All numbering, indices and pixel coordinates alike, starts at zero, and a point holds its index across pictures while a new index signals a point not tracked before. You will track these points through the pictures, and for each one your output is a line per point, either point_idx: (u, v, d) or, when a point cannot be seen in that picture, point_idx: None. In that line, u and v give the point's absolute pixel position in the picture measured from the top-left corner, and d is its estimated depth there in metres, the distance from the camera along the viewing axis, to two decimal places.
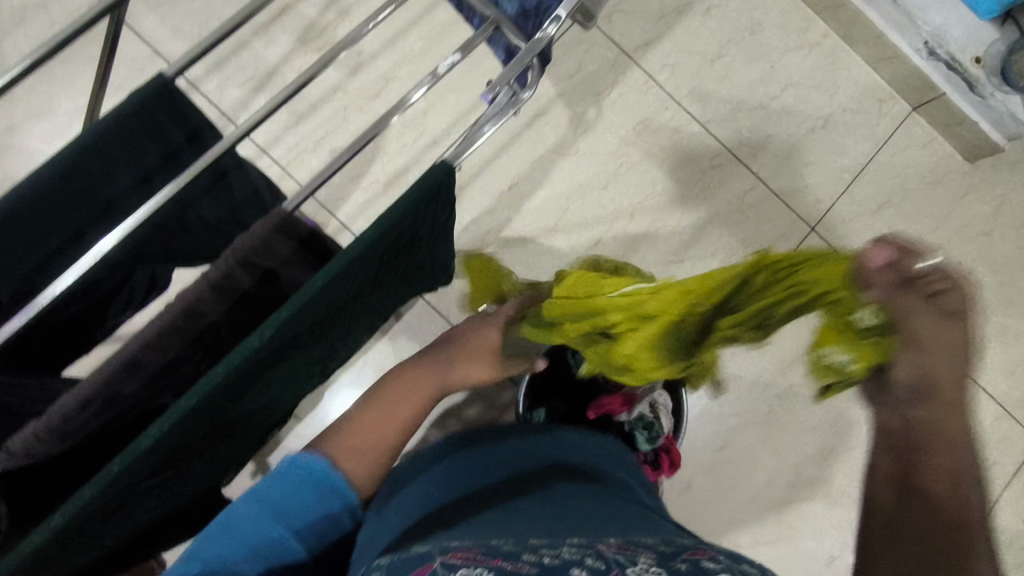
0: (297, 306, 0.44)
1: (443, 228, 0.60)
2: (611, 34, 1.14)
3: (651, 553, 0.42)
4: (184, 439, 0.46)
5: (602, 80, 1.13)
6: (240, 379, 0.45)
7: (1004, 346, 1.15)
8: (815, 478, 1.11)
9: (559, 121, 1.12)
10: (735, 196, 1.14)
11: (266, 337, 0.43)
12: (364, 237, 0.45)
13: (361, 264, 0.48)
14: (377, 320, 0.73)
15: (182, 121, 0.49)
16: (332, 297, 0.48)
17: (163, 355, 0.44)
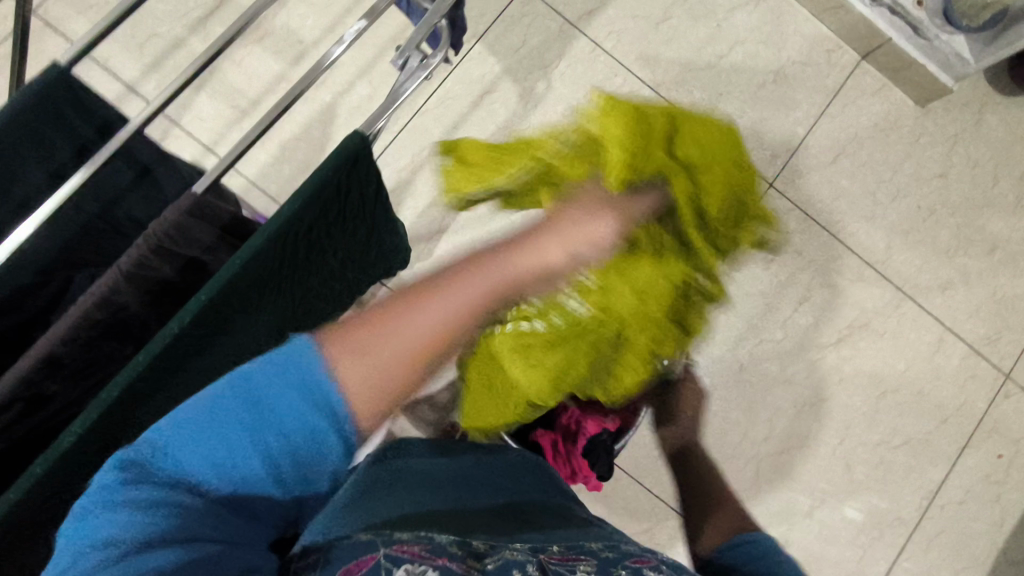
0: (214, 291, 0.43)
1: (375, 204, 0.59)
2: (554, 5, 1.13)
3: (593, 562, 0.46)
4: (113, 439, 0.45)
5: (549, 52, 1.12)
6: (165, 369, 0.45)
7: (963, 287, 1.18)
8: (789, 433, 1.13)
9: (508, 96, 1.10)
10: None
11: (185, 323, 0.42)
12: (279, 214, 0.44)
13: (280, 248, 0.47)
14: (333, 310, 0.71)
15: (85, 109, 0.48)
16: (255, 283, 0.47)
17: (79, 355, 0.43)
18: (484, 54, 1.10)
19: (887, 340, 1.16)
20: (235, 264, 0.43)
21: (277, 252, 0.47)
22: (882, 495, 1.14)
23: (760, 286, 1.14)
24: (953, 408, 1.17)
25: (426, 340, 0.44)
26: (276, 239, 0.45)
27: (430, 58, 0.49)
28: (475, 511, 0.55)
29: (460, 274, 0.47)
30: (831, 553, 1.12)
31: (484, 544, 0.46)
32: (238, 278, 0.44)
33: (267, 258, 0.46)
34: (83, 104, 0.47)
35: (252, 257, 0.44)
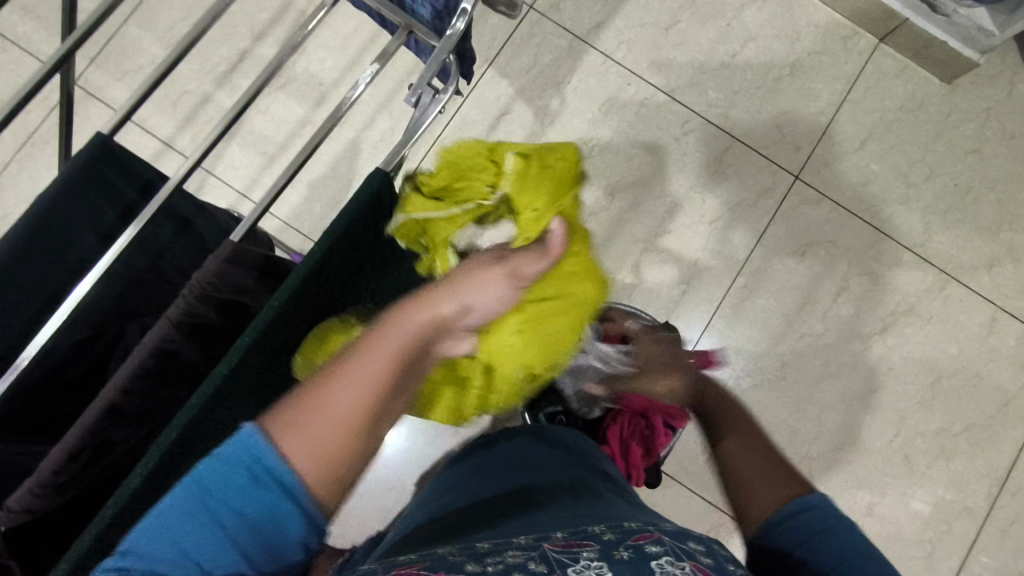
0: (256, 333, 0.45)
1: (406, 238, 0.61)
2: (563, 22, 1.15)
3: (596, 544, 0.44)
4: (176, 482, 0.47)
5: (561, 68, 1.14)
6: (218, 411, 0.47)
7: (1012, 264, 1.14)
8: (840, 428, 1.10)
9: (524, 116, 1.12)
10: (711, 159, 1.14)
11: (233, 364, 0.44)
12: (311, 256, 0.46)
13: (316, 284, 0.49)
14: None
15: (128, 172, 0.51)
16: (295, 320, 0.50)
17: (140, 404, 0.45)
18: (498, 78, 1.13)
19: (936, 324, 1.12)
20: (275, 303, 0.45)
21: (314, 289, 0.49)
22: (946, 486, 1.09)
23: (795, 280, 1.12)
24: (1014, 390, 1.12)
25: (352, 413, 0.43)
26: (312, 276, 0.47)
27: (441, 93, 0.51)
28: (490, 513, 0.55)
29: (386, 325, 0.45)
30: (899, 549, 1.08)
31: (484, 549, 0.45)
32: (279, 316, 0.46)
33: (304, 294, 0.48)
34: (124, 169, 0.51)
35: (290, 294, 0.46)
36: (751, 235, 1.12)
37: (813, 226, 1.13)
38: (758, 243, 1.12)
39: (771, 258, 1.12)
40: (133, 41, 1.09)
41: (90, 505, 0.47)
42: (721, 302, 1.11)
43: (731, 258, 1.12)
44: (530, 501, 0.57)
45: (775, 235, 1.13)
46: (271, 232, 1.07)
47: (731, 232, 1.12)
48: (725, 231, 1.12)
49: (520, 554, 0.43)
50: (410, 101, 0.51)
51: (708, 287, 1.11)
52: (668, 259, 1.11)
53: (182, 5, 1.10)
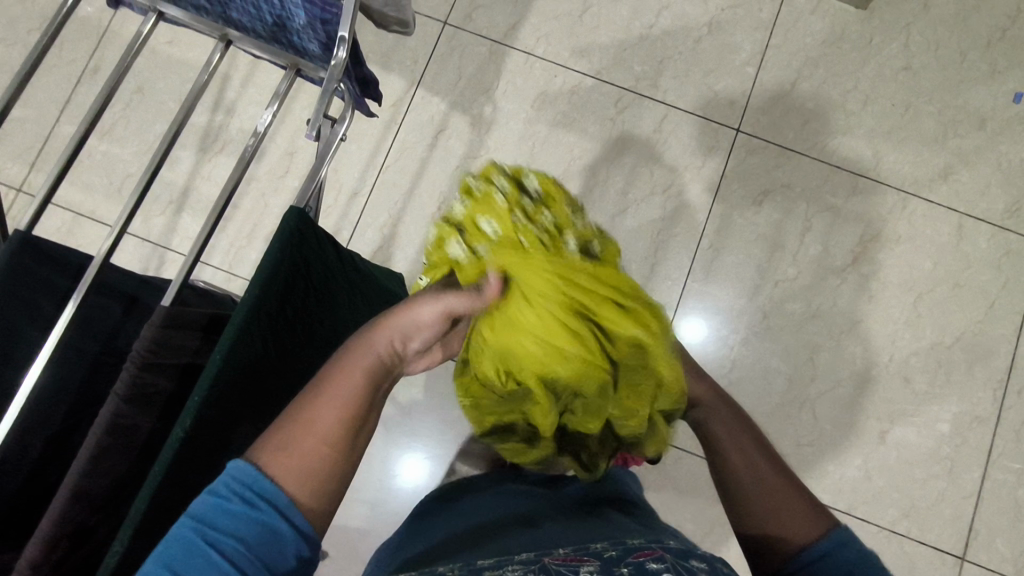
0: (205, 389, 0.45)
1: (341, 266, 0.62)
2: (480, 30, 1.16)
3: (597, 562, 0.43)
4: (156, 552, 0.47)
5: (487, 75, 1.15)
6: (185, 474, 0.47)
7: (966, 170, 1.14)
8: (835, 366, 1.10)
9: (461, 128, 1.14)
10: (650, 131, 1.15)
11: (189, 426, 0.45)
12: (245, 301, 0.47)
13: (258, 329, 0.50)
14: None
15: (59, 263, 0.53)
16: (246, 367, 0.50)
17: (106, 482, 0.46)
18: (428, 97, 1.14)
19: (905, 243, 1.13)
20: (217, 356, 0.46)
21: (256, 335, 0.50)
22: (950, 400, 1.09)
23: (759, 230, 1.12)
24: (995, 292, 1.12)
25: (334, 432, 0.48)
26: (250, 321, 0.48)
27: (341, 122, 0.55)
28: (492, 535, 0.54)
29: (360, 348, 0.51)
30: (919, 472, 1.07)
31: (485, 565, 0.45)
32: (225, 369, 0.47)
33: (248, 339, 0.49)
34: (51, 258, 0.52)
35: (231, 344, 0.46)
36: (706, 195, 1.13)
37: (764, 174, 1.14)
38: (715, 202, 1.13)
39: (730, 214, 1.13)
40: (67, 137, 1.10)
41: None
42: (691, 267, 1.11)
43: (692, 221, 1.12)
44: (535, 527, 0.55)
45: (729, 191, 1.13)
46: (238, 293, 1.07)
47: (686, 197, 1.13)
48: (680, 197, 1.13)
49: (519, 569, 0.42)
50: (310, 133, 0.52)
51: (675, 255, 1.11)
52: (631, 237, 1.11)
53: None
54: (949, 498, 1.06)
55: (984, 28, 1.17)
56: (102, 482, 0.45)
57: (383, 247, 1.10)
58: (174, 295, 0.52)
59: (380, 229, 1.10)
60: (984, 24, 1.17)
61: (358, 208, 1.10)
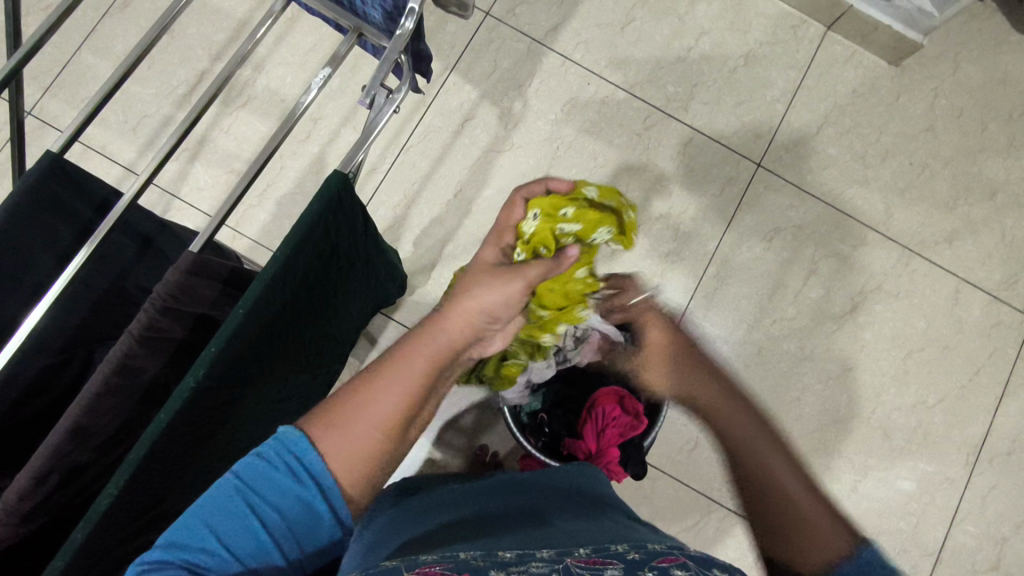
0: (223, 341, 0.44)
1: (366, 241, 0.62)
2: (521, 27, 1.16)
3: (621, 564, 0.43)
4: (146, 498, 0.46)
5: (521, 72, 1.15)
6: (189, 424, 0.46)
7: (971, 237, 1.17)
8: (819, 408, 1.11)
9: (488, 120, 1.13)
10: (674, 152, 1.15)
11: (201, 377, 0.43)
12: (276, 258, 0.46)
13: (283, 289, 0.49)
14: (340, 351, 0.74)
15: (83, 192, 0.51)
16: (264, 327, 0.49)
17: (106, 422, 0.44)
18: (460, 84, 1.13)
19: (903, 299, 1.15)
20: (240, 309, 0.45)
21: (280, 294, 0.49)
22: (924, 456, 1.11)
23: (764, 266, 1.14)
24: (983, 358, 1.15)
25: (385, 421, 0.49)
26: (277, 279, 0.47)
27: (396, 92, 0.53)
28: (498, 527, 0.54)
29: (420, 337, 0.52)
30: (885, 524, 1.09)
31: (508, 559, 0.45)
32: (246, 324, 0.46)
33: (272, 299, 0.48)
34: (78, 187, 0.51)
35: (255, 300, 0.45)
36: (719, 225, 1.14)
37: (777, 212, 1.15)
38: (727, 232, 1.14)
39: (739, 246, 1.14)
40: (88, 67, 1.07)
41: (51, 534, 0.46)
42: (694, 292, 1.12)
43: (702, 247, 1.13)
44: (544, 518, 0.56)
45: (742, 223, 1.15)
46: (240, 251, 1.05)
47: (699, 223, 1.14)
48: (694, 223, 1.14)
49: (544, 566, 0.42)
50: (365, 100, 0.52)
51: (680, 276, 1.12)
52: (640, 254, 1.12)
53: (136, 29, 1.09)
54: (911, 553, 1.08)
55: (1008, 103, 1.20)
56: (102, 421, 0.44)
57: (393, 227, 1.09)
58: (204, 240, 0.51)
59: (393, 209, 1.09)
60: (1008, 99, 1.20)
61: (372, 184, 1.09)
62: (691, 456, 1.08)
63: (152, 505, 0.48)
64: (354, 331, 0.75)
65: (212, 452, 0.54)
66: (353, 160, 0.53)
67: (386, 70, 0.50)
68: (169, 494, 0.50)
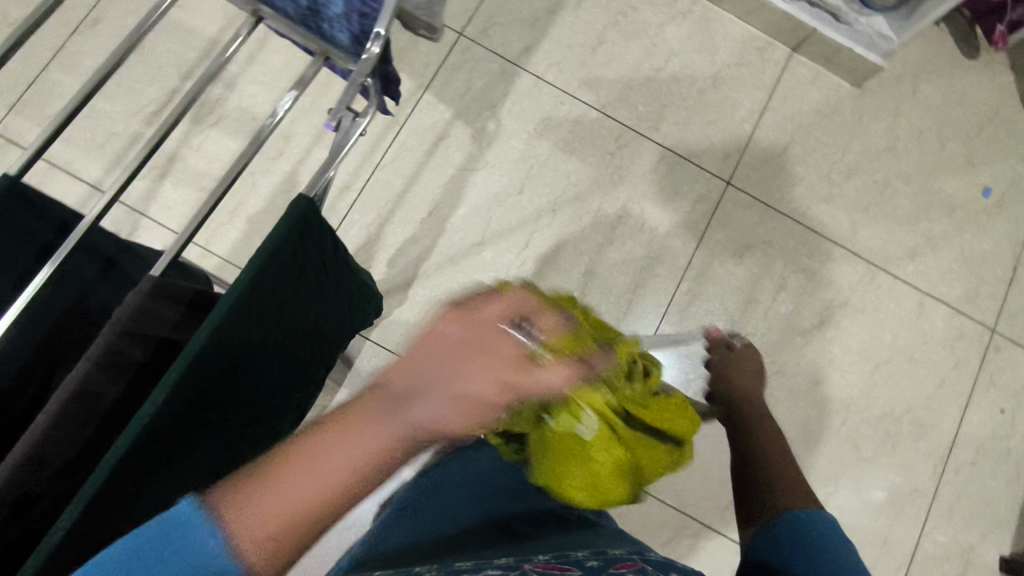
0: (183, 364, 0.43)
1: (336, 260, 0.62)
2: (494, 47, 1.17)
3: (579, 569, 0.45)
4: (109, 525, 0.45)
5: (495, 91, 1.16)
6: (151, 448, 0.45)
7: (932, 253, 1.20)
8: (791, 423, 1.13)
9: (462, 139, 1.14)
10: (646, 170, 1.17)
11: (160, 401, 0.43)
12: (239, 280, 0.46)
13: (248, 312, 0.49)
14: (315, 373, 0.73)
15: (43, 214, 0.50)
16: (232, 349, 0.49)
17: (66, 449, 0.43)
18: (433, 103, 1.14)
19: (870, 314, 1.18)
20: (200, 334, 0.44)
21: (245, 317, 0.49)
22: (893, 468, 1.13)
23: (735, 282, 1.15)
24: (947, 370, 1.17)
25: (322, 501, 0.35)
26: (242, 302, 0.47)
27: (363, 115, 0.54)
28: (461, 535, 0.56)
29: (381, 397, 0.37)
30: (855, 535, 1.11)
31: (471, 564, 0.47)
32: (209, 347, 0.45)
33: (238, 321, 0.48)
34: (37, 208, 0.50)
35: (217, 325, 0.45)
36: (690, 242, 1.16)
37: (747, 228, 1.18)
38: (698, 249, 1.16)
39: (711, 262, 1.16)
40: (54, 84, 1.06)
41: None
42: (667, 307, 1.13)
43: (674, 264, 1.15)
44: (508, 528, 0.58)
45: (714, 240, 1.16)
46: (210, 270, 1.04)
47: (670, 240, 1.16)
48: (666, 240, 1.15)
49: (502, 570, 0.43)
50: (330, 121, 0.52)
51: (652, 292, 1.13)
52: (613, 270, 1.13)
53: (104, 46, 1.08)
54: (881, 565, 1.10)
55: (965, 124, 1.24)
56: (61, 447, 0.43)
57: (366, 245, 1.09)
58: (165, 261, 0.52)
59: (366, 227, 1.09)
60: (964, 119, 1.24)
61: (345, 202, 1.09)
62: (665, 471, 1.08)
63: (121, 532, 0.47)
64: (329, 353, 0.75)
65: (182, 477, 0.53)
66: (320, 181, 0.53)
67: (352, 91, 0.50)
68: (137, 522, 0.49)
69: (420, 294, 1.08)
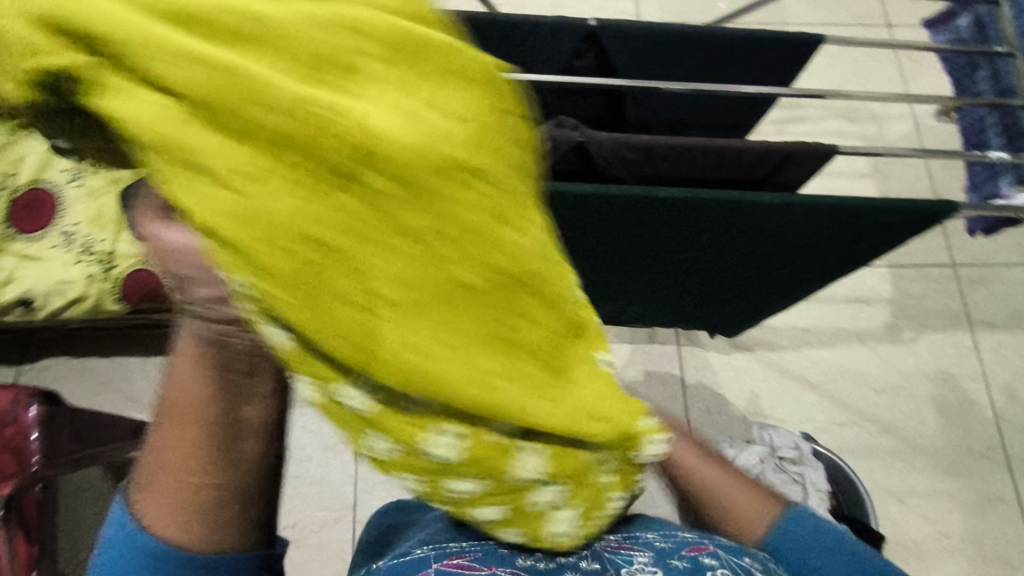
0: (772, 199, 0.58)
1: (894, 229, 0.63)
2: (964, 296, 1.24)
3: (649, 549, 0.48)
4: (622, 220, 0.63)
5: (933, 319, 1.23)
6: (697, 214, 0.61)
7: None
8: None
9: (877, 316, 1.23)
10: (983, 491, 1.13)
11: (745, 199, 0.58)
12: (846, 201, 0.59)
13: (820, 219, 0.61)
14: (722, 292, 0.82)
15: (776, 57, 0.65)
16: (779, 227, 0.63)
17: (669, 164, 0.60)
18: (886, 277, 1.25)
19: None
20: (800, 198, 0.58)
21: (813, 220, 0.61)
22: None
23: None
24: None
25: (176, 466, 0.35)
26: (833, 208, 0.60)
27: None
28: None
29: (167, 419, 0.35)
30: None
31: None
32: (790, 206, 0.59)
33: (810, 217, 0.61)
34: (778, 50, 0.64)
35: (809, 202, 0.59)
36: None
37: None
38: None
39: None
40: None
41: None
42: None
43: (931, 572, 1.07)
44: None
45: None
46: None
47: (946, 554, 1.08)
48: (944, 548, 1.09)
49: (575, 554, 0.46)
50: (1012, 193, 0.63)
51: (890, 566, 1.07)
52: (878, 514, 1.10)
53: None
54: None
55: None
56: (670, 163, 0.60)
57: None
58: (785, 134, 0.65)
59: None
60: None
61: None
62: None
63: (614, 231, 0.65)
64: (739, 298, 0.83)
65: (649, 248, 0.69)
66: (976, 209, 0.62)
67: None
68: (618, 237, 0.66)
69: (741, 361, 1.18)
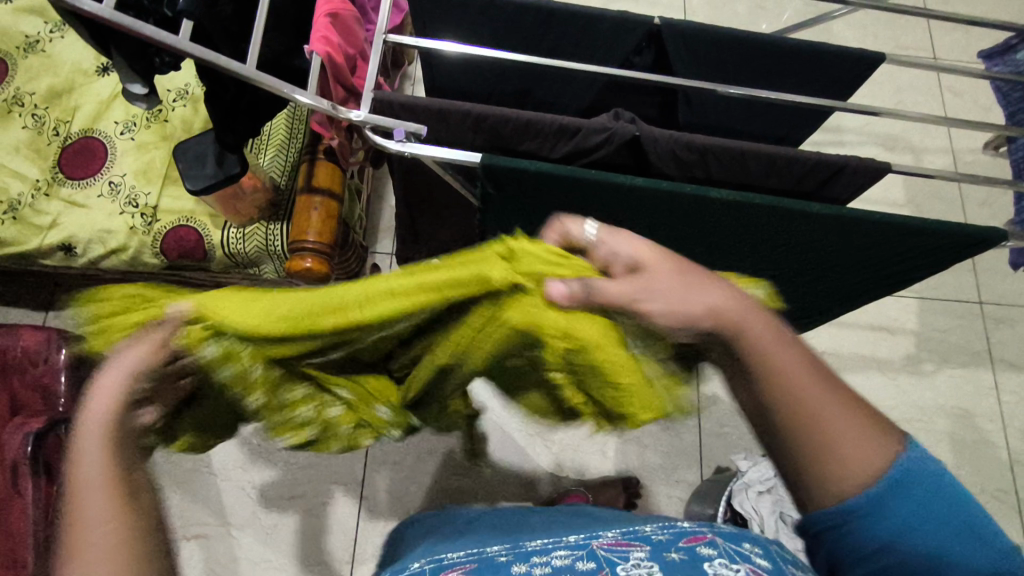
0: (821, 210, 0.58)
1: (940, 252, 0.63)
2: (990, 335, 1.24)
3: (646, 545, 0.43)
4: (667, 216, 0.63)
5: (955, 355, 1.22)
6: (744, 217, 0.61)
7: None
8: None
9: (899, 346, 1.22)
10: None
11: (794, 206, 0.58)
12: (897, 218, 0.59)
13: (867, 234, 0.61)
14: None
15: (836, 73, 0.65)
16: (824, 238, 0.63)
17: (721, 165, 0.60)
18: (911, 309, 1.24)
19: None
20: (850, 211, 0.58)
21: (860, 235, 0.61)
22: None
23: None
24: None
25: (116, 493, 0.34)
26: (881, 225, 0.59)
27: None
28: (506, 527, 0.57)
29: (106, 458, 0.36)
30: None
31: (533, 548, 0.47)
32: (839, 218, 0.59)
33: (858, 231, 0.61)
34: (841, 65, 0.64)
35: (859, 215, 0.58)
36: None
37: None
38: None
39: None
40: None
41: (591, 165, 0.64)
42: None
43: None
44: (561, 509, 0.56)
45: None
46: None
47: None
48: None
49: (568, 557, 0.43)
50: None
51: None
52: None
53: None
54: None
55: None
56: (721, 163, 0.60)
57: None
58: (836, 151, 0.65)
59: None
60: None
61: None
62: None
63: (657, 226, 0.65)
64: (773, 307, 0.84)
65: (690, 248, 0.69)
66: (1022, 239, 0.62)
67: None
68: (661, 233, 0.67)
69: None
